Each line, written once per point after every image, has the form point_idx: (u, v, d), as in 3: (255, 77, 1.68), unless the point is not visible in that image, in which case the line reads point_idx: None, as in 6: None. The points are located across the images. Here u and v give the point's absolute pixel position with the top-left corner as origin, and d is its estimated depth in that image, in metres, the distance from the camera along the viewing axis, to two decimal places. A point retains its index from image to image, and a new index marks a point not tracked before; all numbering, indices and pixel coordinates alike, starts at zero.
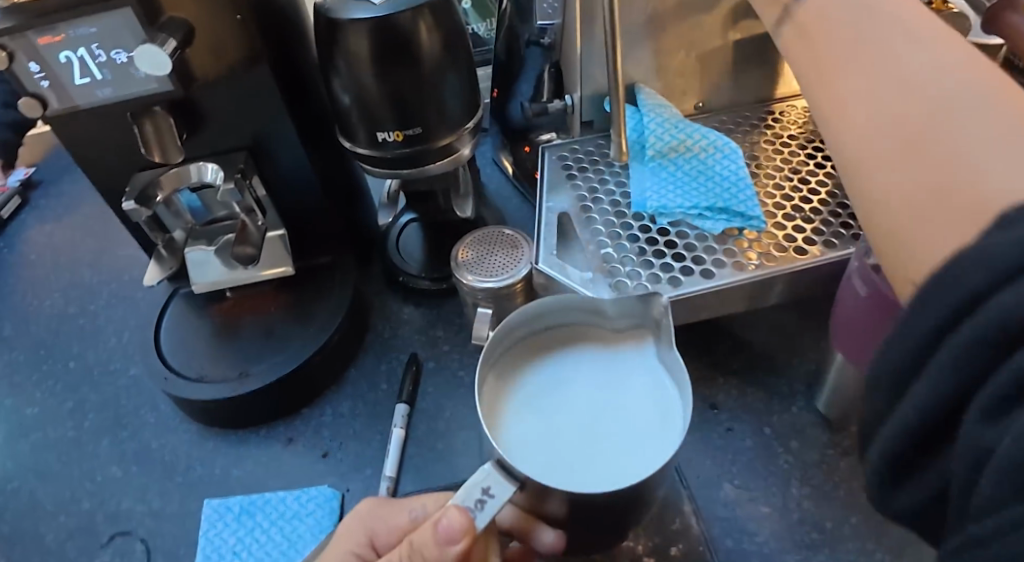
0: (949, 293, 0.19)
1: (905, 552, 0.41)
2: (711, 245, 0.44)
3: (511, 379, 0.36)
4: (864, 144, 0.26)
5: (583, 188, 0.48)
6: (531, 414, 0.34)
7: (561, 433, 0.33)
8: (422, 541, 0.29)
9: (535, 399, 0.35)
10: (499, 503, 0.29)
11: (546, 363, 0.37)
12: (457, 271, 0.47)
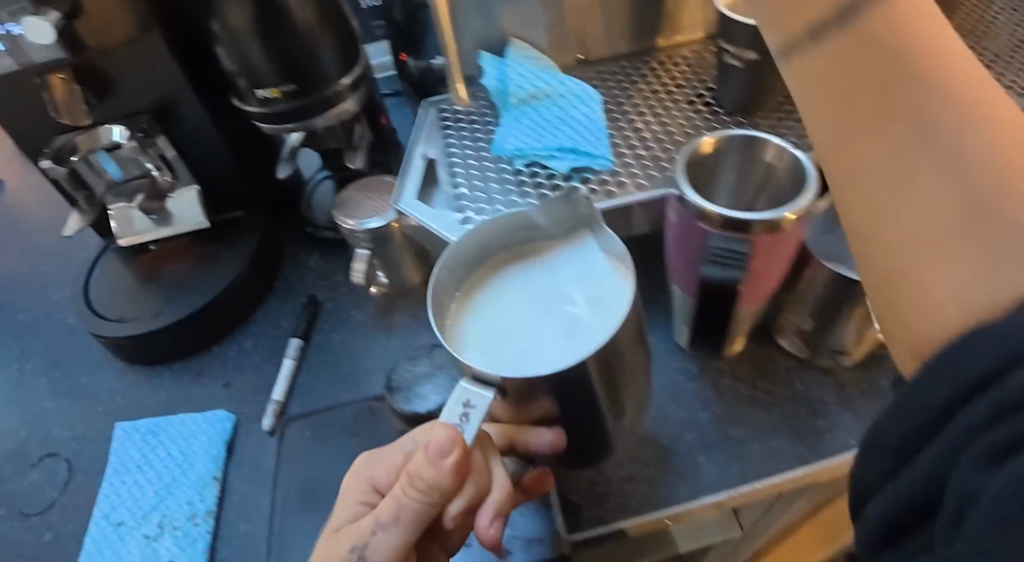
0: (945, 383, 0.18)
1: (730, 463, 0.45)
2: (557, 183, 0.48)
3: (474, 317, 0.40)
4: (905, 235, 0.21)
5: (453, 138, 0.52)
6: (503, 337, 0.39)
7: (536, 337, 0.38)
8: (418, 468, 0.34)
9: (500, 325, 0.40)
10: (480, 415, 0.34)
11: (494, 293, 0.42)
12: (338, 216, 0.52)
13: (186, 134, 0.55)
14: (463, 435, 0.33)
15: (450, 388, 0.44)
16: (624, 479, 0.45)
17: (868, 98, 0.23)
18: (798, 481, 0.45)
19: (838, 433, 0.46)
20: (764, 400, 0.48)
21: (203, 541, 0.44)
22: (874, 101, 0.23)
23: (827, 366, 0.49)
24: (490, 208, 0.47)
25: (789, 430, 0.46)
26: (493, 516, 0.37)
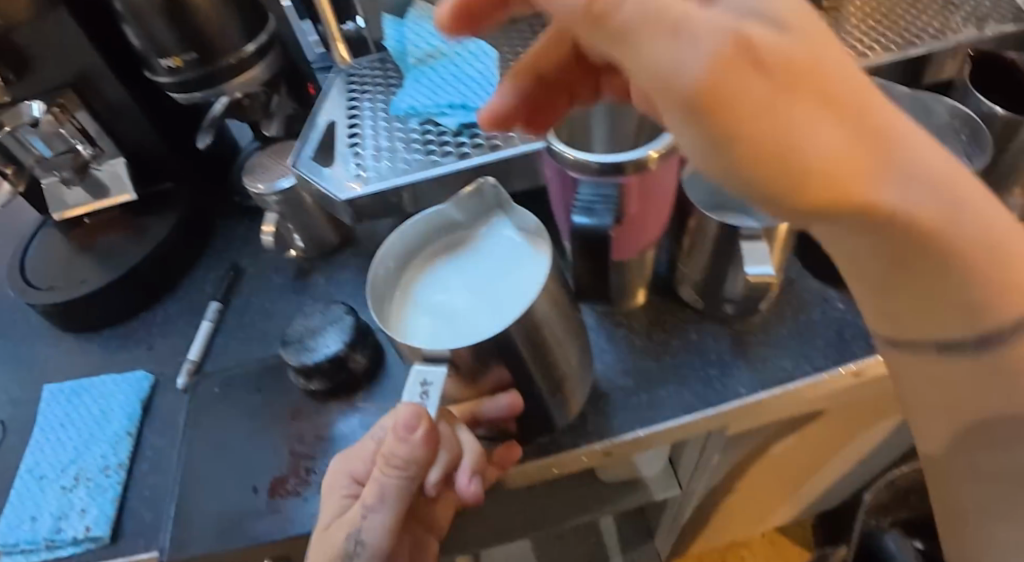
0: None
1: (618, 410, 0.46)
2: (446, 139, 0.48)
3: (407, 318, 0.42)
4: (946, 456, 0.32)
5: (356, 101, 0.53)
6: (437, 326, 0.40)
7: (469, 317, 0.40)
8: (392, 447, 0.36)
9: (434, 317, 0.41)
10: (437, 389, 0.37)
11: (424, 292, 0.43)
12: (246, 180, 0.53)
13: (106, 105, 0.57)
14: (427, 409, 0.37)
15: (340, 341, 0.45)
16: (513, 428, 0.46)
17: (942, 308, 0.26)
18: (684, 429, 0.45)
19: (728, 382, 0.46)
20: (659, 351, 0.48)
21: (113, 491, 0.47)
22: (946, 316, 0.26)
23: (724, 316, 0.49)
24: (380, 166, 0.48)
25: (680, 380, 0.46)
26: (469, 475, 0.40)
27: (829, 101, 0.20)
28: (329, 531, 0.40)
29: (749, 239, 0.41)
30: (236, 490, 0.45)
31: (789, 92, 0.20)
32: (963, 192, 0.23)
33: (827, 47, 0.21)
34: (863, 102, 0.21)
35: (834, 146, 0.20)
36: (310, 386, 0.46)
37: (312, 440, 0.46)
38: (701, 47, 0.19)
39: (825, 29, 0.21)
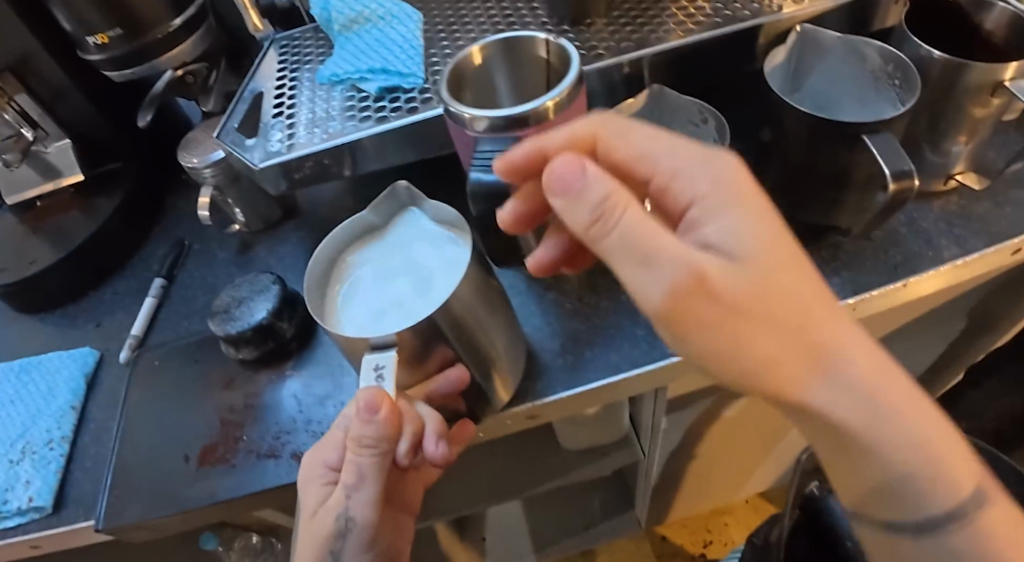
0: None
1: (541, 374, 0.45)
2: (367, 104, 0.48)
3: (339, 319, 0.38)
4: None
5: (285, 72, 0.53)
6: (373, 320, 0.37)
7: (402, 306, 0.37)
8: (358, 430, 0.35)
9: (365, 313, 0.38)
10: (393, 365, 0.35)
11: (348, 293, 0.39)
12: (180, 154, 0.53)
13: (49, 89, 0.57)
14: (385, 390, 0.35)
15: (265, 310, 0.46)
16: None
17: (862, 471, 0.32)
18: (610, 389, 0.44)
19: (657, 342, 0.45)
20: (589, 314, 0.47)
21: (56, 463, 0.48)
22: (864, 474, 0.32)
23: None
24: (301, 133, 0.47)
25: (608, 342, 0.46)
26: (436, 438, 0.39)
27: (772, 321, 0.28)
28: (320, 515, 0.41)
29: None
30: (169, 459, 0.45)
31: (743, 319, 0.28)
32: (879, 374, 0.30)
33: (780, 281, 0.29)
34: (806, 325, 0.29)
35: (771, 354, 0.29)
36: (240, 355, 0.47)
37: (242, 408, 0.46)
38: (665, 272, 0.28)
39: (779, 260, 0.29)
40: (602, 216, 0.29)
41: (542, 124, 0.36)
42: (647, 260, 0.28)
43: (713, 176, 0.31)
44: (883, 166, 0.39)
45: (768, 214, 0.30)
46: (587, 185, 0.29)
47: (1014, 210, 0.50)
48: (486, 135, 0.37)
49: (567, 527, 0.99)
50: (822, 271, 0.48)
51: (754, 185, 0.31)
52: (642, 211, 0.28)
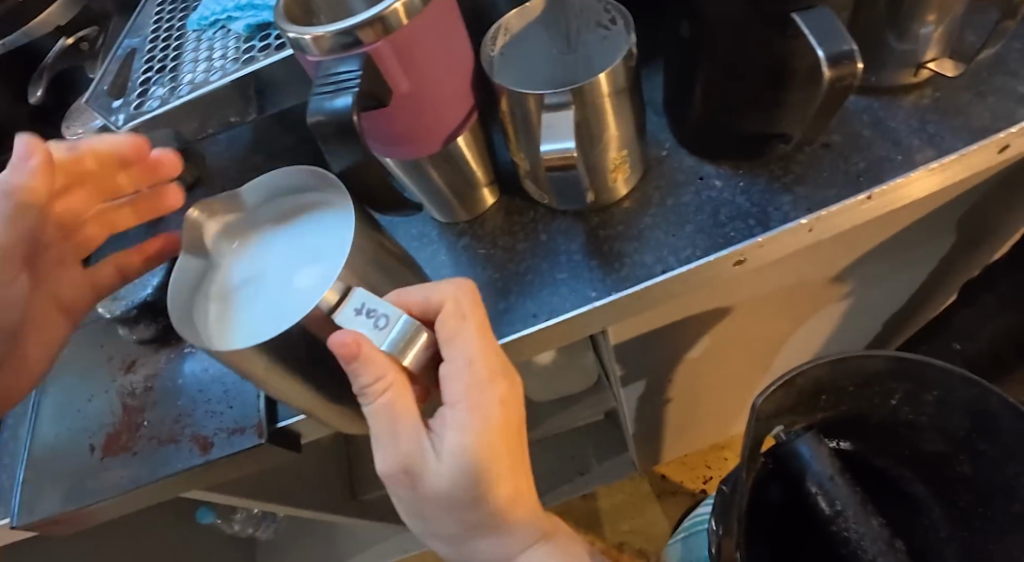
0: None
1: None
2: (236, 46, 0.42)
3: (258, 330, 0.31)
4: None
5: (159, 21, 0.48)
6: (290, 304, 0.31)
7: (303, 279, 0.32)
8: None
9: (275, 308, 0.31)
10: (374, 296, 0.29)
11: (240, 316, 0.32)
12: (62, 126, 0.49)
13: None
14: (392, 313, 0.29)
15: (152, 285, 0.42)
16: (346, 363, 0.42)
17: None
18: (528, 342, 0.40)
19: (578, 286, 0.40)
20: (506, 259, 0.42)
21: None
22: None
23: (580, 210, 0.43)
24: (170, 87, 0.43)
25: (523, 289, 0.41)
26: None
27: (463, 518, 0.34)
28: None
29: (554, 109, 0.34)
30: (77, 452, 0.43)
31: (446, 511, 0.33)
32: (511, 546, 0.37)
33: (485, 496, 0.33)
34: (485, 520, 0.35)
35: (450, 524, 0.35)
36: (139, 335, 0.43)
37: (144, 392, 0.43)
38: (389, 464, 0.31)
39: (496, 475, 0.33)
40: (368, 395, 0.29)
41: (392, 32, 0.30)
42: (386, 435, 0.31)
43: (468, 417, 0.31)
44: (818, 49, 0.31)
45: (509, 439, 0.33)
46: (357, 372, 0.28)
47: (997, 99, 0.43)
48: (331, 56, 0.30)
49: (566, 474, 0.97)
50: (771, 188, 0.42)
51: (506, 429, 0.32)
52: (396, 407, 0.30)
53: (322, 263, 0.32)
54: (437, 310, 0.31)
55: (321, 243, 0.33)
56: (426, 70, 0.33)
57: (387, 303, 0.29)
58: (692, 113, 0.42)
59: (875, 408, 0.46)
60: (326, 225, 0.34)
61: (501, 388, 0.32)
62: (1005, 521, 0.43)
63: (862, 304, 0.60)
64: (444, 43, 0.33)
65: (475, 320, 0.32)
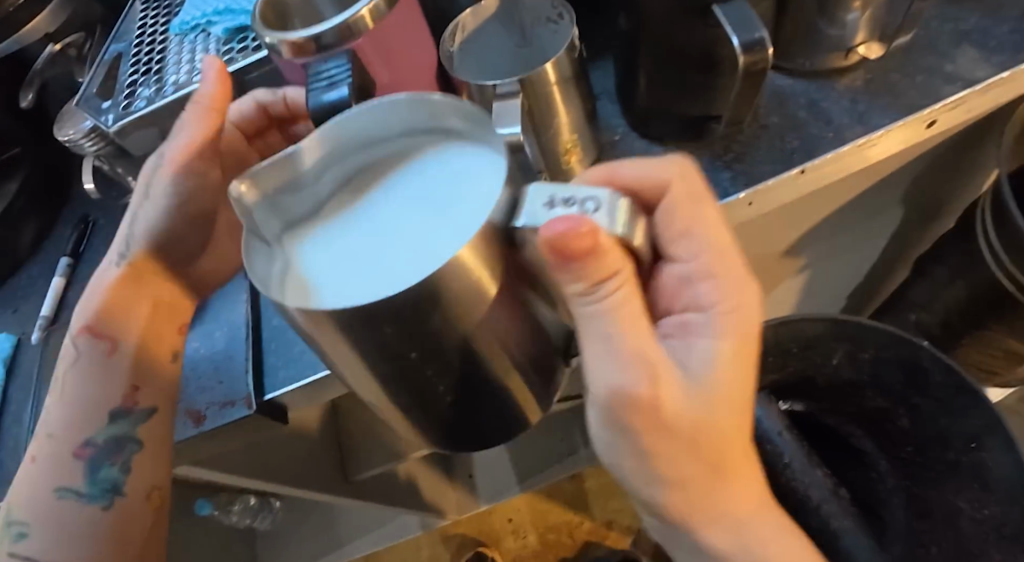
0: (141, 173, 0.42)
1: None
2: (216, 50, 0.46)
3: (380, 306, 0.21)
4: (766, 517, 0.35)
5: (144, 27, 0.51)
6: (431, 259, 0.22)
7: (437, 230, 0.23)
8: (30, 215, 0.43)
9: (407, 271, 0.22)
10: (560, 186, 0.21)
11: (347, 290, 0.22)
12: (54, 128, 0.52)
13: None
14: (592, 201, 0.21)
15: None
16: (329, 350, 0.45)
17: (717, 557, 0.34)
18: None
19: None
20: None
21: None
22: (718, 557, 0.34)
23: None
24: (156, 89, 0.46)
25: None
26: None
27: (702, 459, 0.30)
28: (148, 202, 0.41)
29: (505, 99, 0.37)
30: None
31: (684, 447, 0.29)
32: (720, 507, 0.33)
33: (725, 424, 0.29)
34: (717, 466, 0.31)
35: (680, 469, 0.30)
36: None
37: None
38: (630, 378, 0.25)
39: (739, 396, 0.29)
40: (599, 294, 0.23)
41: (366, 32, 0.33)
42: (612, 342, 0.25)
43: (711, 320, 0.29)
44: (734, 38, 0.35)
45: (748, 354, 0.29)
46: (597, 259, 0.21)
47: (923, 78, 0.46)
48: (310, 59, 0.33)
49: (553, 457, 1.04)
50: (714, 166, 0.45)
51: (750, 340, 0.29)
52: (634, 299, 0.24)
53: (458, 211, 0.24)
54: (657, 192, 0.29)
55: (451, 189, 0.25)
56: (397, 62, 0.36)
57: (586, 187, 0.21)
58: (641, 98, 0.45)
59: (820, 370, 0.50)
60: (455, 167, 0.25)
61: (747, 292, 0.29)
62: (940, 468, 0.47)
63: (820, 277, 0.63)
64: (409, 37, 0.37)
65: (705, 212, 0.29)
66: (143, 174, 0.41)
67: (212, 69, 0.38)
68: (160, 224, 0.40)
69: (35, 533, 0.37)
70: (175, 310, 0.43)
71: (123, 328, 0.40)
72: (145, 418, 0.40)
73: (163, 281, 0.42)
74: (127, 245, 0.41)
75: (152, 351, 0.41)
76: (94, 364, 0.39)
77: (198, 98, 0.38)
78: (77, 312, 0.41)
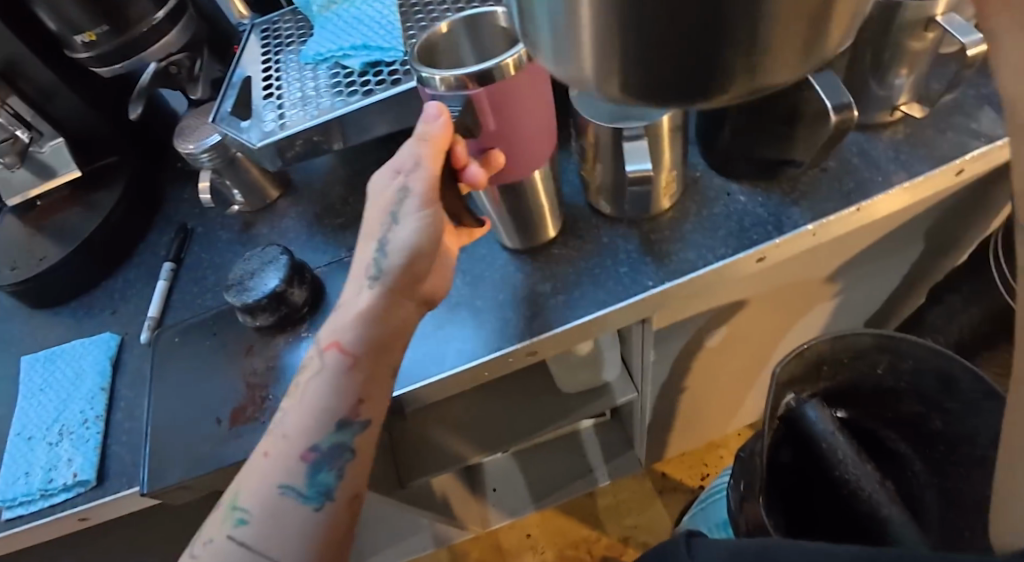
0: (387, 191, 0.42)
1: (534, 318, 0.49)
2: (352, 80, 0.51)
3: None
4: None
5: (270, 55, 0.56)
6: None
7: None
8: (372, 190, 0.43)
9: None
10: None
11: None
12: (173, 140, 0.55)
13: (38, 89, 0.59)
14: None
15: (276, 278, 0.49)
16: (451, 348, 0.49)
17: None
18: (597, 323, 0.49)
19: (637, 277, 0.50)
20: (575, 257, 0.51)
21: (95, 440, 0.51)
22: None
23: (633, 218, 0.52)
24: (292, 110, 0.51)
25: (594, 280, 0.50)
26: None
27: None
28: (398, 228, 0.41)
29: (631, 140, 0.44)
30: (203, 424, 0.50)
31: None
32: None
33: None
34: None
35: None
36: (257, 323, 0.50)
37: (264, 370, 0.50)
38: None
39: None
40: None
41: (509, 77, 0.36)
42: None
43: None
44: (825, 101, 0.43)
45: None
46: None
47: (954, 134, 0.55)
48: (454, 93, 0.36)
49: (566, 477, 1.09)
50: (783, 202, 0.52)
51: None
52: None
53: None
54: None
55: None
56: (509, 117, 0.39)
57: None
58: (721, 142, 0.52)
59: (865, 378, 0.57)
60: None
61: None
62: (968, 463, 0.54)
63: (846, 304, 0.71)
64: (532, 95, 0.39)
65: None
66: (385, 202, 0.42)
67: (438, 114, 0.37)
68: (411, 246, 0.41)
69: (256, 521, 0.37)
70: (405, 333, 0.43)
71: (368, 348, 0.41)
72: (363, 429, 0.40)
73: (406, 303, 0.43)
74: (379, 268, 0.41)
75: (378, 372, 0.42)
76: (338, 376, 0.40)
77: (421, 135, 0.38)
78: (324, 326, 0.42)
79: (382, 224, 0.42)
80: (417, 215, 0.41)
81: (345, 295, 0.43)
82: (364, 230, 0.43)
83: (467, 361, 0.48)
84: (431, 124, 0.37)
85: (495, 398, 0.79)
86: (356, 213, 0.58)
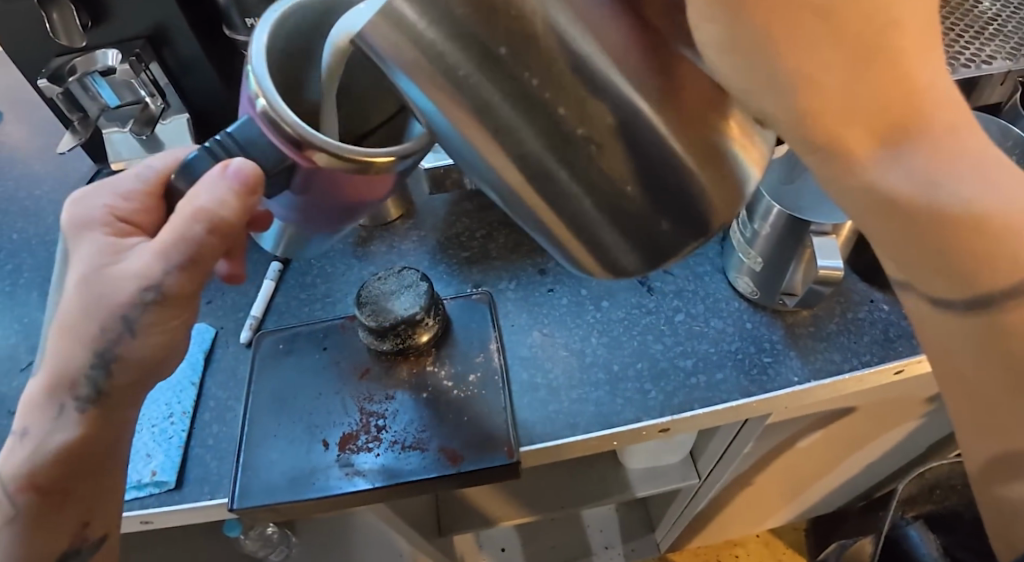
0: (103, 286, 0.35)
1: (673, 394, 0.47)
2: None
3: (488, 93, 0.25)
4: (941, 285, 0.28)
5: None
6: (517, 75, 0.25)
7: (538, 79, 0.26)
8: (82, 268, 0.36)
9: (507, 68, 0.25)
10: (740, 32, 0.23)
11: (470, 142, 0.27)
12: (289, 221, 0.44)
13: (179, 61, 0.57)
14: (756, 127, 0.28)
15: (415, 304, 0.47)
16: (584, 410, 0.46)
17: None
18: (737, 411, 0.47)
19: (782, 369, 0.48)
20: (717, 335, 0.50)
21: (179, 438, 0.47)
22: None
23: (779, 308, 0.51)
24: None
25: (736, 365, 0.48)
26: None
27: (855, 98, 0.24)
28: (126, 341, 0.36)
29: (817, 235, 0.45)
30: (302, 442, 0.46)
31: (822, 22, 0.23)
32: (962, 155, 0.26)
33: (907, 10, 0.23)
34: (884, 104, 0.25)
35: (824, 66, 0.24)
36: (381, 347, 0.47)
37: (381, 398, 0.47)
38: (776, 79, 0.24)
39: (853, 118, 0.25)
40: (749, 56, 0.24)
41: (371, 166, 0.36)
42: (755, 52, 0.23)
43: (854, 60, 0.24)
44: None
45: (910, 79, 0.24)
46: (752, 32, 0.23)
47: None
48: (282, 148, 0.34)
49: (567, 553, 1.07)
50: None
51: (902, 63, 0.24)
52: (750, 39, 0.23)
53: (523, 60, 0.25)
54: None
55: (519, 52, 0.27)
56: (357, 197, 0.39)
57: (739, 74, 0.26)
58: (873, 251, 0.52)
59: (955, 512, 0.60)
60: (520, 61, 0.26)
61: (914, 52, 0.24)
62: None
63: (926, 428, 0.70)
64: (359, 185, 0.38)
65: None
66: (102, 310, 0.35)
67: (241, 175, 0.33)
68: (140, 356, 0.37)
69: None
70: (102, 448, 0.38)
71: (68, 484, 0.37)
72: (94, 547, 0.39)
73: (129, 393, 0.38)
74: (96, 389, 0.37)
75: (72, 497, 0.38)
76: (35, 524, 0.37)
77: (208, 210, 0.33)
78: (13, 456, 0.37)
79: (104, 331, 0.35)
80: (154, 323, 0.36)
81: (35, 414, 0.37)
82: (68, 330, 0.36)
83: (603, 426, 0.45)
84: (222, 199, 0.33)
85: (548, 466, 0.79)
86: (483, 249, 0.56)
